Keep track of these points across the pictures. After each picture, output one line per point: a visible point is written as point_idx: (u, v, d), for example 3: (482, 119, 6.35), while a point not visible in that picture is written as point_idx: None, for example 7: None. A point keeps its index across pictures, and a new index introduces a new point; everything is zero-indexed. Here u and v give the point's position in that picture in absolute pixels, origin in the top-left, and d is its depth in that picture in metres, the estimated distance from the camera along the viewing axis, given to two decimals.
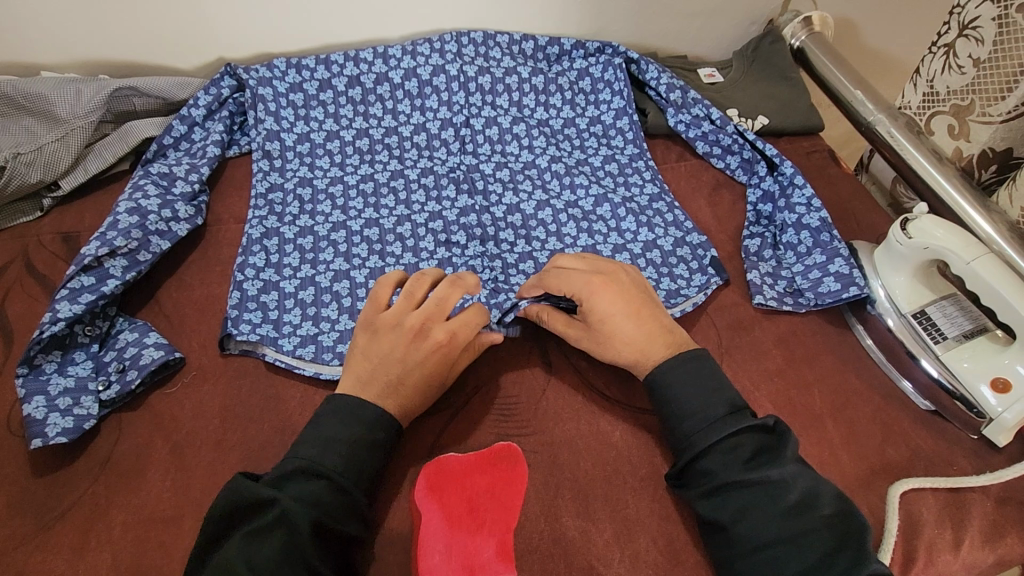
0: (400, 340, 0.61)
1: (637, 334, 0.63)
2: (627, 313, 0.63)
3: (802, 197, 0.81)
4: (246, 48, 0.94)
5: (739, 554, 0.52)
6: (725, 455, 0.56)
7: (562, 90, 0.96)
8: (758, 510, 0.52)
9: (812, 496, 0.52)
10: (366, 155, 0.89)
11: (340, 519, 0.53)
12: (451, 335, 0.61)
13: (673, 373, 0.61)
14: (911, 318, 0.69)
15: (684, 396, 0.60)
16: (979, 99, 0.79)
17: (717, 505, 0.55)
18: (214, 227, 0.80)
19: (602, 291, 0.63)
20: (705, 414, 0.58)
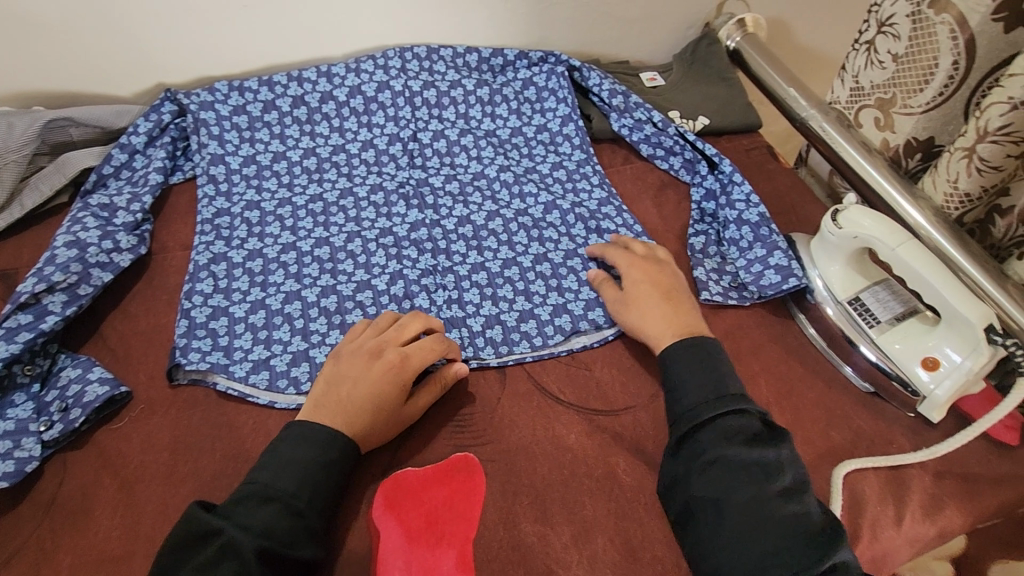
0: (359, 363, 0.63)
1: (661, 307, 0.70)
2: (658, 288, 0.72)
3: (741, 193, 0.84)
4: (186, 72, 0.93)
5: (725, 528, 0.54)
6: (729, 430, 0.59)
7: (507, 101, 0.97)
8: (753, 484, 0.55)
9: (799, 479, 0.56)
10: (314, 174, 0.88)
11: (298, 545, 0.53)
12: (404, 358, 0.64)
13: (688, 353, 0.65)
14: (847, 305, 0.71)
15: (697, 375, 0.64)
16: (900, 92, 0.82)
17: (712, 479, 0.56)
18: (159, 255, 0.79)
19: (643, 266, 0.74)
20: (711, 393, 0.62)
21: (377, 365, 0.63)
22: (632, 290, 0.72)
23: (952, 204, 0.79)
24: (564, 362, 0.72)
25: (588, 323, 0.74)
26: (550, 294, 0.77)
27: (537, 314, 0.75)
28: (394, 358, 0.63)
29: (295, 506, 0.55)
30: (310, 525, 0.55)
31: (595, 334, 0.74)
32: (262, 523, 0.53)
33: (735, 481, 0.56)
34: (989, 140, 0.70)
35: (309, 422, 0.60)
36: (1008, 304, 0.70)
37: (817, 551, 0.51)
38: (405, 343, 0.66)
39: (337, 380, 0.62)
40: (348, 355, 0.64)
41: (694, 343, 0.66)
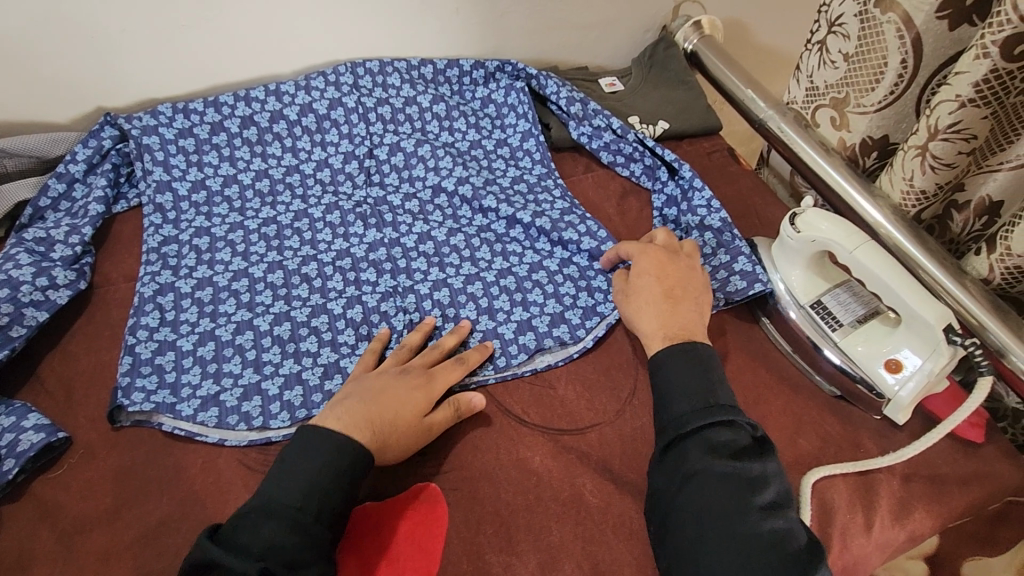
0: (388, 376, 0.64)
1: (663, 303, 0.67)
2: (663, 282, 0.69)
3: (702, 199, 0.84)
4: (127, 96, 0.90)
5: (705, 540, 0.51)
6: (715, 440, 0.56)
7: (465, 116, 0.96)
8: (734, 498, 0.53)
9: (782, 496, 0.54)
10: (267, 197, 0.86)
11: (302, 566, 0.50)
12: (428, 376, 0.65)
13: (683, 356, 0.62)
14: (809, 308, 0.71)
15: (687, 380, 0.61)
16: (853, 91, 0.83)
17: (694, 491, 0.54)
18: (101, 289, 0.76)
19: (657, 254, 0.71)
20: (700, 400, 0.59)
21: (404, 381, 0.63)
22: (637, 280, 0.70)
23: (909, 202, 0.79)
24: (529, 381, 0.70)
25: (553, 341, 0.73)
26: (514, 310, 0.75)
27: (501, 333, 0.73)
28: (418, 376, 0.64)
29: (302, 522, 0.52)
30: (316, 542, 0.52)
31: (560, 352, 0.73)
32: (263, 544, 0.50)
33: (719, 494, 0.53)
34: (940, 138, 0.71)
35: (318, 429, 0.58)
36: (970, 300, 0.70)
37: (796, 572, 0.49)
38: (429, 365, 0.67)
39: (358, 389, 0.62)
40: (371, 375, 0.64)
41: (692, 352, 0.62)
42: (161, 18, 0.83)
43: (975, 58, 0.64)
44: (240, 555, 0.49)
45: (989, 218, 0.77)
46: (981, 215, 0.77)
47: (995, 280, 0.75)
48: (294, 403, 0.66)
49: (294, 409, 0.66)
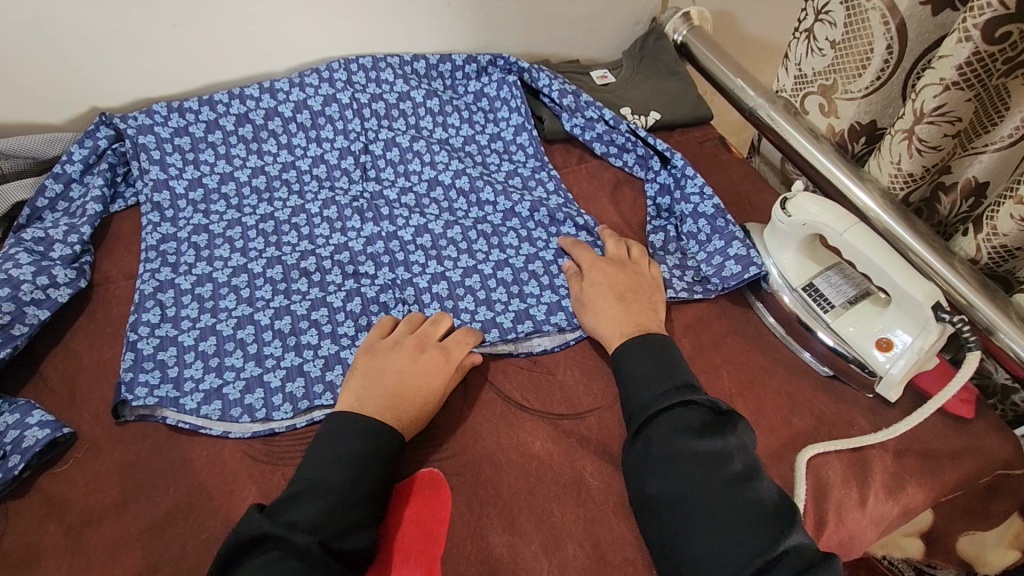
0: (404, 356, 0.65)
1: (618, 306, 0.71)
2: (613, 288, 0.72)
3: (695, 186, 0.84)
4: (122, 96, 0.90)
5: (684, 520, 0.55)
6: (674, 423, 0.60)
7: (458, 110, 0.96)
8: (702, 475, 0.56)
9: (750, 465, 0.57)
10: (264, 194, 0.86)
11: (348, 535, 0.53)
12: (446, 353, 0.67)
13: (634, 351, 0.66)
14: (802, 291, 0.72)
15: (639, 371, 0.64)
16: (840, 78, 0.84)
17: (664, 474, 0.57)
18: (101, 287, 0.76)
19: (603, 267, 0.75)
20: (657, 387, 0.63)
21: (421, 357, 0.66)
22: (589, 290, 0.73)
23: (897, 185, 0.81)
24: (527, 368, 0.71)
25: (550, 324, 0.74)
26: (512, 301, 0.76)
27: (499, 323, 0.74)
28: (436, 351, 0.66)
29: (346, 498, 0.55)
30: (360, 516, 0.55)
31: (557, 334, 0.74)
32: (312, 517, 0.53)
33: (687, 475, 0.56)
34: (926, 121, 0.72)
35: (351, 412, 0.61)
36: (957, 280, 0.72)
37: (768, 538, 0.51)
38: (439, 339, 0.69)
39: (373, 372, 0.64)
40: (385, 347, 0.67)
41: (648, 347, 0.66)
42: (153, 17, 0.83)
43: (958, 41, 0.66)
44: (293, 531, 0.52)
45: (976, 199, 0.79)
46: (969, 197, 0.79)
47: (982, 260, 0.76)
48: (297, 395, 0.67)
49: (296, 400, 0.66)
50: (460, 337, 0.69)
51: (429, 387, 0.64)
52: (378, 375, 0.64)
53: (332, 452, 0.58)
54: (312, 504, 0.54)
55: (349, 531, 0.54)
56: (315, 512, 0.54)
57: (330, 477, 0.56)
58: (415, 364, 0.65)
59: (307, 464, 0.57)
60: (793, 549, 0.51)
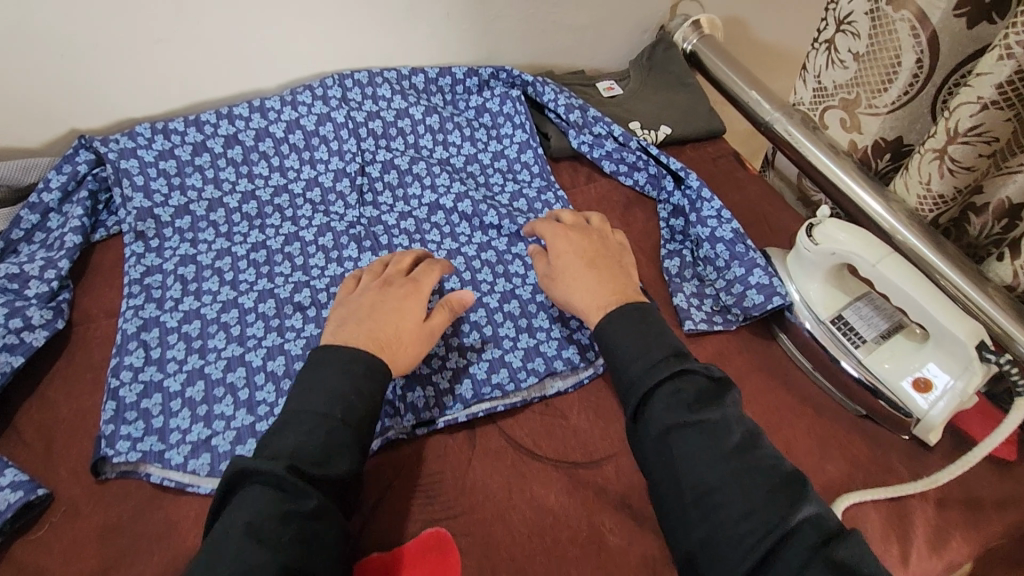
0: (373, 293, 0.67)
1: (589, 272, 0.68)
2: (582, 255, 0.70)
3: (712, 209, 0.80)
4: (102, 117, 0.85)
5: (689, 504, 0.52)
6: (670, 399, 0.56)
7: (460, 128, 0.92)
8: (706, 453, 0.53)
9: (751, 437, 0.54)
10: (256, 220, 0.81)
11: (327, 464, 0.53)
12: (415, 280, 0.68)
13: (618, 321, 0.62)
14: (830, 324, 0.68)
15: (626, 345, 0.61)
16: (864, 92, 0.79)
17: (665, 457, 0.54)
18: (81, 327, 0.71)
19: (567, 235, 0.72)
20: (647, 361, 0.59)
21: (391, 293, 0.66)
22: (558, 261, 0.71)
23: (926, 206, 0.77)
24: (539, 411, 0.67)
25: (563, 365, 0.69)
26: (521, 337, 0.72)
27: (509, 362, 0.69)
28: (401, 287, 0.67)
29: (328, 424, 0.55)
30: (342, 446, 0.55)
31: (570, 377, 0.69)
32: (290, 447, 0.53)
33: (689, 455, 0.53)
34: (959, 141, 0.68)
35: (333, 346, 0.60)
36: (976, 296, 0.69)
37: (773, 512, 0.49)
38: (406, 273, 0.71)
39: (349, 313, 0.65)
40: (355, 298, 0.67)
41: (627, 315, 0.62)
42: (134, 33, 0.78)
43: (998, 59, 0.61)
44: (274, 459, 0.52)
45: (1010, 220, 0.74)
46: (1001, 218, 0.74)
47: (1021, 287, 0.72)
48: None
49: None
50: (425, 268, 0.70)
51: (406, 317, 0.65)
52: (358, 317, 0.64)
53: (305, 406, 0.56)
54: (295, 432, 0.54)
55: (329, 457, 0.54)
56: (293, 442, 0.54)
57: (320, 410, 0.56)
58: (385, 296, 0.66)
59: (303, 403, 0.56)
60: (805, 524, 0.48)
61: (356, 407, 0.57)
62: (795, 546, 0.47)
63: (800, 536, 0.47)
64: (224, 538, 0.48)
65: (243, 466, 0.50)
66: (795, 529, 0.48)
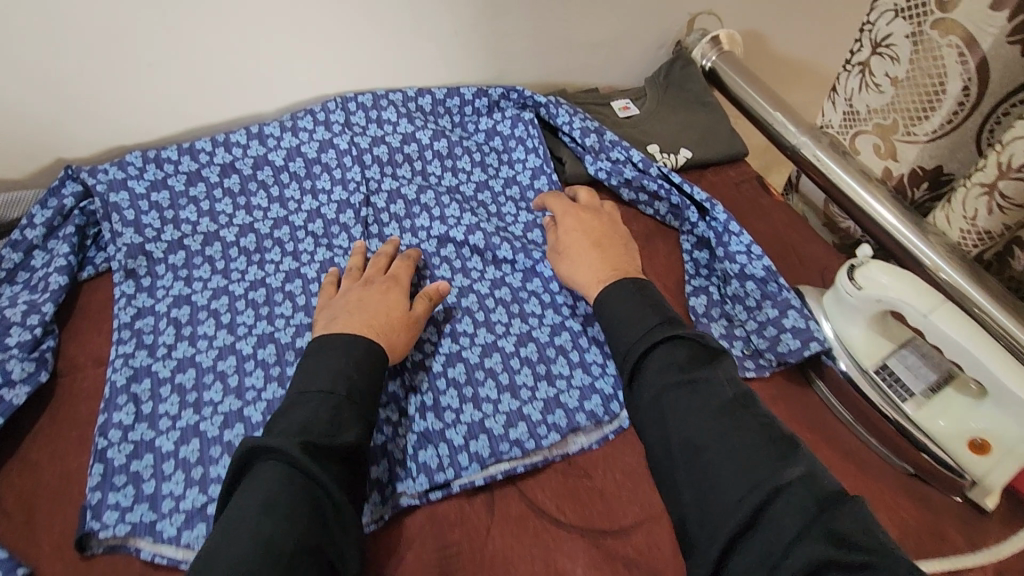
0: (357, 291, 0.69)
1: (594, 249, 0.72)
2: (588, 235, 0.74)
3: (741, 244, 0.75)
4: (91, 146, 0.80)
5: (680, 462, 0.53)
6: (664, 361, 0.59)
7: (469, 152, 0.87)
8: (698, 411, 0.54)
9: (744, 397, 0.55)
10: (254, 255, 0.76)
11: (337, 436, 0.54)
12: (394, 276, 0.72)
13: (614, 293, 0.66)
14: (874, 374, 0.63)
15: (622, 315, 0.64)
16: (902, 118, 0.75)
17: (658, 417, 0.56)
18: (66, 378, 0.66)
19: (578, 216, 0.77)
20: (643, 328, 0.62)
21: (373, 290, 0.69)
22: (565, 239, 0.75)
23: (969, 241, 0.72)
24: (562, 470, 0.62)
25: (587, 419, 0.65)
26: (539, 384, 0.68)
27: (527, 415, 0.65)
28: (382, 285, 0.70)
29: (335, 400, 0.56)
30: (349, 417, 0.56)
31: (595, 432, 0.65)
32: (300, 421, 0.54)
33: (680, 411, 0.55)
34: (1012, 176, 0.63)
35: (325, 335, 0.62)
36: (969, 288, 0.69)
37: (767, 473, 0.48)
38: (384, 271, 0.73)
39: (341, 309, 0.67)
40: (338, 298, 0.69)
41: (625, 286, 0.66)
42: (124, 56, 0.74)
43: None
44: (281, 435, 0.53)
45: None
46: None
47: None
48: None
49: None
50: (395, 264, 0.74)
51: (391, 307, 0.67)
52: (349, 310, 0.66)
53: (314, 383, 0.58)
54: (302, 409, 0.55)
55: (337, 430, 0.55)
56: (301, 419, 0.55)
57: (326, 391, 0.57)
58: (366, 294, 0.69)
59: (308, 382, 0.58)
60: (795, 481, 0.47)
61: (360, 383, 0.59)
62: (788, 507, 0.45)
63: (792, 496, 0.46)
64: (245, 510, 0.48)
65: (255, 443, 0.51)
66: (787, 487, 0.47)
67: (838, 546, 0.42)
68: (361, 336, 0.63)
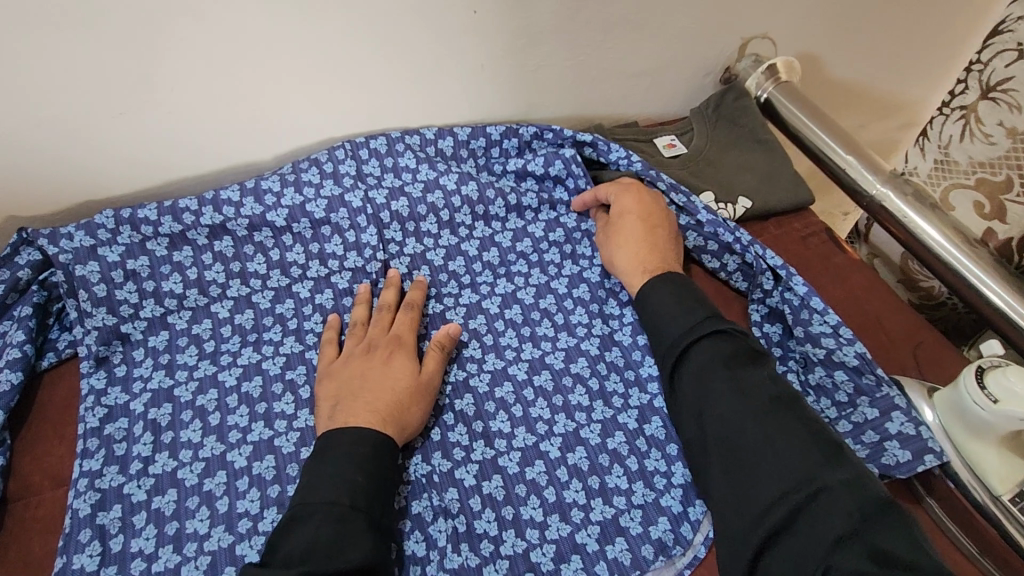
0: (356, 364, 0.60)
1: (647, 235, 0.67)
2: (644, 219, 0.68)
3: (826, 324, 0.63)
4: (51, 203, 0.70)
5: (714, 459, 0.52)
6: (707, 354, 0.57)
7: (504, 199, 0.74)
8: (739, 406, 0.53)
9: (786, 394, 0.54)
10: (251, 334, 0.65)
11: (342, 550, 0.47)
12: (396, 337, 0.62)
13: (659, 284, 0.63)
14: (1011, 504, 0.53)
15: (662, 305, 0.61)
16: (1016, 174, 0.67)
17: (695, 410, 0.55)
18: (19, 505, 0.54)
19: (638, 195, 0.70)
20: (686, 319, 0.59)
21: (376, 359, 0.60)
22: (621, 221, 0.69)
23: None
24: None
25: (654, 554, 0.54)
26: (594, 501, 0.56)
27: (581, 547, 0.54)
28: (385, 348, 0.61)
29: (338, 512, 0.49)
30: (377, 449, 0.53)
31: (666, 570, 0.54)
32: (301, 549, 0.47)
33: (721, 408, 0.53)
34: None
35: (336, 432, 0.54)
36: (1003, 296, 0.66)
37: (806, 477, 0.48)
38: (389, 325, 0.64)
39: (345, 392, 0.58)
40: (339, 368, 0.60)
41: (670, 281, 0.63)
42: (85, 111, 0.63)
43: None
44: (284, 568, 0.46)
45: None
46: None
47: None
48: None
49: None
50: (409, 309, 0.65)
51: (397, 378, 0.58)
52: (354, 390, 0.57)
53: (324, 476, 0.51)
54: (302, 533, 0.48)
55: (341, 547, 0.47)
56: (302, 546, 0.47)
57: (328, 495, 0.50)
58: (371, 368, 0.59)
59: (310, 496, 0.50)
60: (836, 487, 0.46)
61: (372, 487, 0.51)
62: (825, 516, 0.45)
63: (830, 502, 0.46)
64: None
65: None
66: (826, 493, 0.46)
67: (878, 560, 0.42)
68: (369, 428, 0.54)
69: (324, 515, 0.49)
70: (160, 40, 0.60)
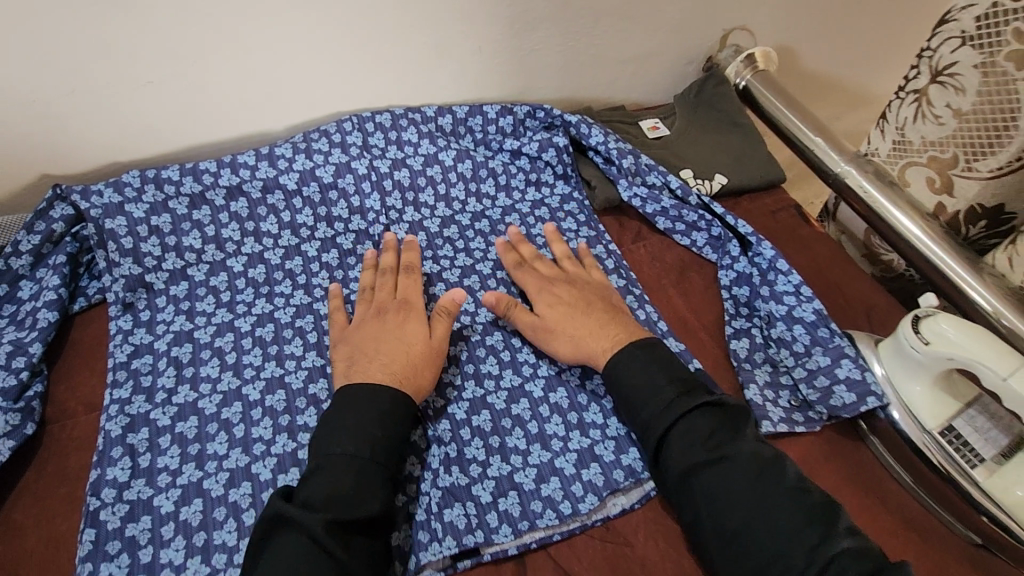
0: (371, 324, 0.65)
1: (583, 321, 0.65)
2: (582, 304, 0.67)
3: (789, 284, 0.71)
4: (82, 162, 0.76)
5: (715, 543, 0.52)
6: (687, 437, 0.56)
7: (495, 175, 0.82)
8: (727, 486, 0.53)
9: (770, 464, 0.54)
10: (263, 287, 0.71)
11: (365, 504, 0.51)
12: (404, 302, 0.67)
13: (626, 362, 0.61)
14: (939, 436, 0.60)
15: (633, 391, 0.59)
16: (965, 153, 0.73)
17: (687, 494, 0.55)
18: (55, 427, 0.61)
19: (558, 289, 0.69)
20: (660, 399, 0.58)
21: (388, 322, 0.65)
22: (546, 318, 0.66)
23: None
24: (600, 537, 0.58)
25: (625, 477, 0.60)
26: (572, 434, 0.63)
27: (560, 469, 0.60)
28: (396, 313, 0.66)
29: (356, 464, 0.53)
30: (394, 434, 0.56)
31: (635, 490, 0.60)
32: (323, 494, 0.51)
33: (712, 493, 0.53)
34: None
35: (354, 386, 0.58)
36: (984, 293, 0.70)
37: (808, 553, 0.48)
38: (395, 290, 0.69)
39: (356, 352, 0.62)
40: (353, 330, 0.65)
41: (646, 350, 0.62)
42: (115, 79, 0.69)
43: None
44: (307, 507, 0.50)
45: None
46: None
47: None
48: None
49: None
50: (410, 272, 0.70)
51: (412, 338, 0.63)
52: (371, 349, 0.62)
53: (346, 427, 0.55)
54: (326, 478, 0.52)
55: (363, 498, 0.52)
56: (326, 487, 0.51)
57: (352, 447, 0.54)
58: (382, 330, 0.64)
59: (333, 446, 0.54)
60: (839, 555, 0.48)
61: (388, 442, 0.55)
62: None
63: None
64: None
65: (283, 514, 0.49)
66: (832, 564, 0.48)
67: None
68: (385, 384, 0.58)
69: (346, 465, 0.53)
70: (186, 15, 0.66)
